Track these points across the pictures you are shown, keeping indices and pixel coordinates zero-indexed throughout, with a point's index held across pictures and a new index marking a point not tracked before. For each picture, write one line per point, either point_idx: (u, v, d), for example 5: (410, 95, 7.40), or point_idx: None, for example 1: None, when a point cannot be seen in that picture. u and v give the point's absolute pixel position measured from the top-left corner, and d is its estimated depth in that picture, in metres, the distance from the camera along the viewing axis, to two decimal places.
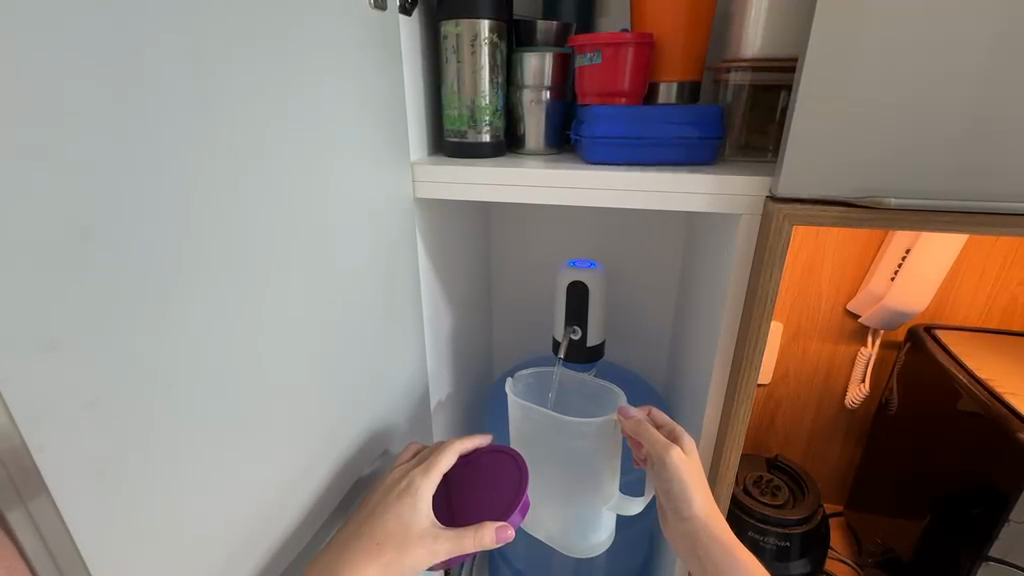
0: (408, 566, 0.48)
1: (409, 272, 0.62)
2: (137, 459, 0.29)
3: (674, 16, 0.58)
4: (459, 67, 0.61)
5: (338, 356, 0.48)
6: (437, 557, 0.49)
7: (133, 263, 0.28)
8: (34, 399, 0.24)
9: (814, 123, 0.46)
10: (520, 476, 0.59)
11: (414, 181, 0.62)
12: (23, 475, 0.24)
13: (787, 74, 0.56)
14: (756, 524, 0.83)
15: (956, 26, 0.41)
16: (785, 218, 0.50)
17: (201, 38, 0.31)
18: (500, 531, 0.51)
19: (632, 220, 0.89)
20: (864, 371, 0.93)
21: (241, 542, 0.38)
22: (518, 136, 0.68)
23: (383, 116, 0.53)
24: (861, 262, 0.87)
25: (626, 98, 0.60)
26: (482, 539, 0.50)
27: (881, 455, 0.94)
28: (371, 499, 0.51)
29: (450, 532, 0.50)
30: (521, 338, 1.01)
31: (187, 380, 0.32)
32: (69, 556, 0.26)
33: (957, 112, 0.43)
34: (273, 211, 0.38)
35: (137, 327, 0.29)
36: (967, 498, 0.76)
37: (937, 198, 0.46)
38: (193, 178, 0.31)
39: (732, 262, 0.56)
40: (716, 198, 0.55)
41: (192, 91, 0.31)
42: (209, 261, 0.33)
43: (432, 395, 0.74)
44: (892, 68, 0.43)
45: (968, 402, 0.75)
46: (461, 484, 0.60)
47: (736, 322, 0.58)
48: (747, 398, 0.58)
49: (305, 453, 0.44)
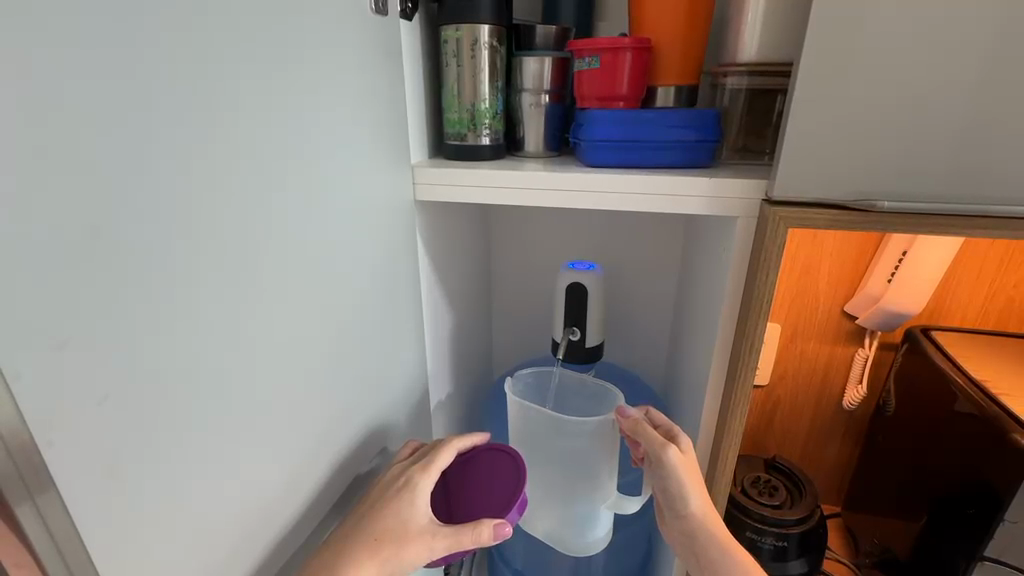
0: (407, 562, 0.48)
1: (409, 273, 0.63)
2: (143, 456, 0.30)
3: (672, 20, 0.59)
4: (459, 71, 0.62)
5: (338, 356, 0.48)
6: (435, 553, 0.49)
7: (138, 264, 0.29)
8: (43, 394, 0.25)
9: (809, 126, 0.46)
10: (518, 473, 0.60)
11: (415, 184, 0.63)
12: (32, 471, 0.24)
13: (784, 78, 0.56)
14: (754, 524, 0.83)
15: (949, 33, 0.42)
16: (781, 221, 0.50)
17: (206, 43, 0.32)
18: (498, 528, 0.51)
19: (631, 221, 0.90)
20: (861, 372, 0.93)
21: (242, 537, 0.38)
22: (518, 138, 0.68)
23: (384, 118, 0.53)
24: (859, 264, 0.87)
25: (625, 102, 0.60)
26: (479, 536, 0.50)
27: (878, 456, 0.94)
28: (370, 496, 0.51)
29: (448, 529, 0.50)
30: (521, 338, 1.02)
31: (191, 378, 0.33)
32: (76, 550, 0.27)
33: (953, 115, 0.43)
34: (275, 212, 0.38)
35: (144, 326, 0.29)
36: (963, 498, 0.77)
37: (932, 200, 0.46)
38: (197, 180, 0.32)
39: (729, 264, 0.57)
40: (713, 200, 0.55)
41: (195, 95, 0.31)
42: (211, 261, 0.33)
43: (432, 395, 0.75)
44: (887, 72, 0.44)
45: (964, 403, 0.76)
46: (460, 483, 0.61)
47: (733, 324, 0.58)
48: (744, 398, 0.58)
49: (305, 451, 0.45)
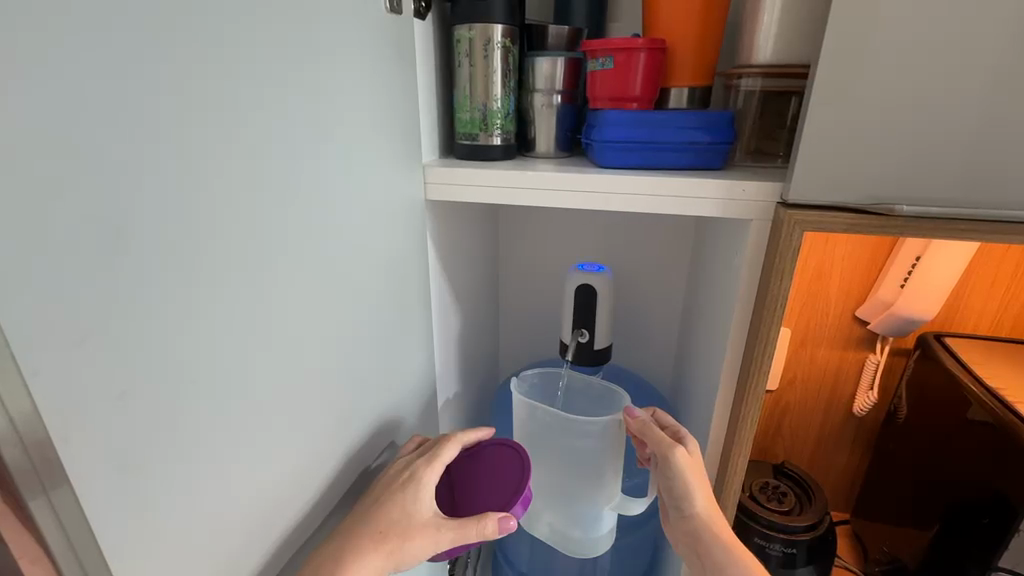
0: (413, 555, 0.48)
1: (420, 272, 0.63)
2: (156, 454, 0.30)
3: (686, 21, 0.59)
4: (472, 71, 0.62)
5: (346, 354, 0.48)
6: (440, 547, 0.50)
7: (154, 262, 0.29)
8: (61, 388, 0.24)
9: (825, 127, 0.46)
10: (523, 462, 0.60)
11: (427, 183, 0.63)
12: (47, 466, 0.24)
13: (800, 80, 0.56)
14: (763, 530, 0.82)
15: (967, 34, 0.41)
16: (797, 224, 0.49)
17: (217, 41, 0.31)
18: (502, 521, 0.52)
19: (640, 224, 0.90)
20: (873, 378, 0.92)
21: (253, 532, 0.38)
22: (529, 138, 0.68)
23: (397, 116, 0.54)
24: (871, 269, 0.86)
25: (638, 103, 0.60)
26: (484, 529, 0.51)
27: (890, 463, 0.93)
28: (372, 489, 0.51)
29: (453, 522, 0.51)
30: (529, 339, 1.02)
31: (202, 379, 0.32)
32: (90, 547, 0.26)
33: (966, 120, 0.43)
34: (289, 211, 0.39)
35: (160, 327, 0.29)
36: (977, 507, 0.75)
37: (948, 206, 0.45)
38: (208, 179, 0.31)
39: (743, 266, 0.56)
40: (726, 203, 0.55)
41: (214, 96, 0.31)
42: (227, 260, 0.33)
43: (440, 393, 0.75)
44: (904, 74, 0.43)
45: (979, 411, 0.74)
46: (464, 477, 0.61)
47: (745, 326, 0.58)
48: (755, 404, 0.57)
49: (315, 450, 0.45)
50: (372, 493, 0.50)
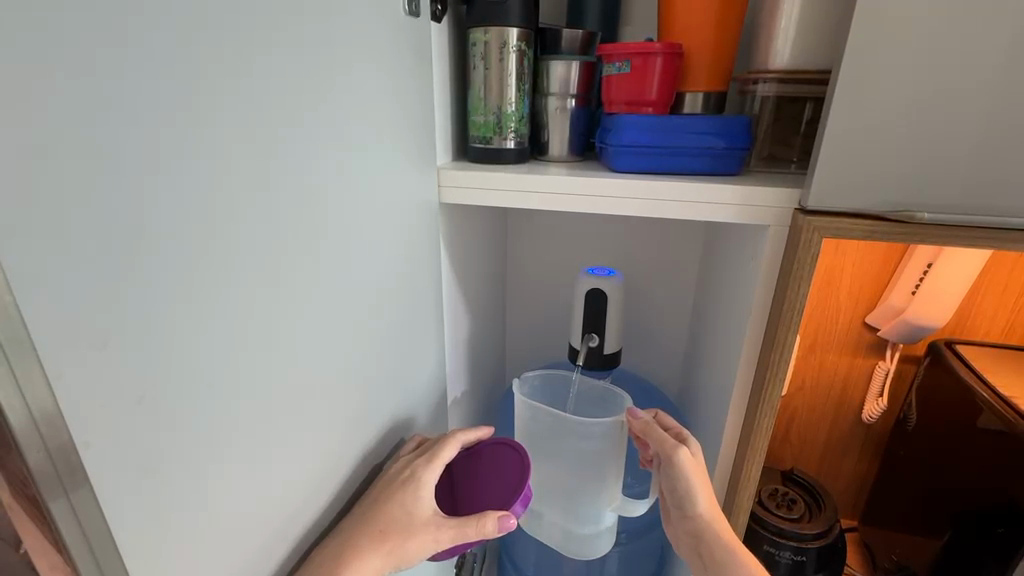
0: (413, 555, 0.48)
1: (432, 273, 0.63)
2: (174, 457, 0.29)
3: (702, 26, 0.59)
4: (486, 73, 0.61)
5: (360, 357, 0.48)
6: (440, 545, 0.50)
7: (172, 264, 0.28)
8: (81, 389, 0.24)
9: (844, 134, 0.46)
10: (522, 458, 0.60)
11: (440, 186, 0.62)
12: (67, 467, 0.24)
13: (816, 87, 0.56)
14: (771, 536, 0.81)
15: (992, 36, 0.40)
16: (815, 231, 0.49)
17: (235, 40, 0.31)
18: (503, 520, 0.52)
19: (648, 227, 0.89)
20: (881, 385, 0.92)
21: (270, 532, 0.38)
22: (542, 141, 0.68)
23: (412, 116, 0.53)
24: (881, 273, 0.86)
25: (654, 107, 0.60)
26: (484, 528, 0.51)
27: (900, 470, 0.92)
28: (372, 487, 0.50)
29: (453, 521, 0.51)
30: (537, 342, 1.01)
31: (220, 383, 0.32)
32: (106, 550, 0.26)
33: (981, 127, 0.43)
34: (303, 210, 0.38)
35: (179, 332, 0.29)
36: (992, 516, 0.75)
37: (965, 212, 0.45)
38: (225, 181, 0.31)
39: (759, 271, 0.56)
40: (743, 208, 0.55)
41: (233, 96, 0.31)
42: (245, 263, 0.33)
43: (450, 391, 0.74)
44: (928, 77, 0.42)
45: (991, 418, 0.74)
46: (462, 475, 0.60)
47: (760, 331, 0.57)
48: (769, 409, 0.57)
49: (329, 452, 0.45)
50: (371, 493, 0.49)
